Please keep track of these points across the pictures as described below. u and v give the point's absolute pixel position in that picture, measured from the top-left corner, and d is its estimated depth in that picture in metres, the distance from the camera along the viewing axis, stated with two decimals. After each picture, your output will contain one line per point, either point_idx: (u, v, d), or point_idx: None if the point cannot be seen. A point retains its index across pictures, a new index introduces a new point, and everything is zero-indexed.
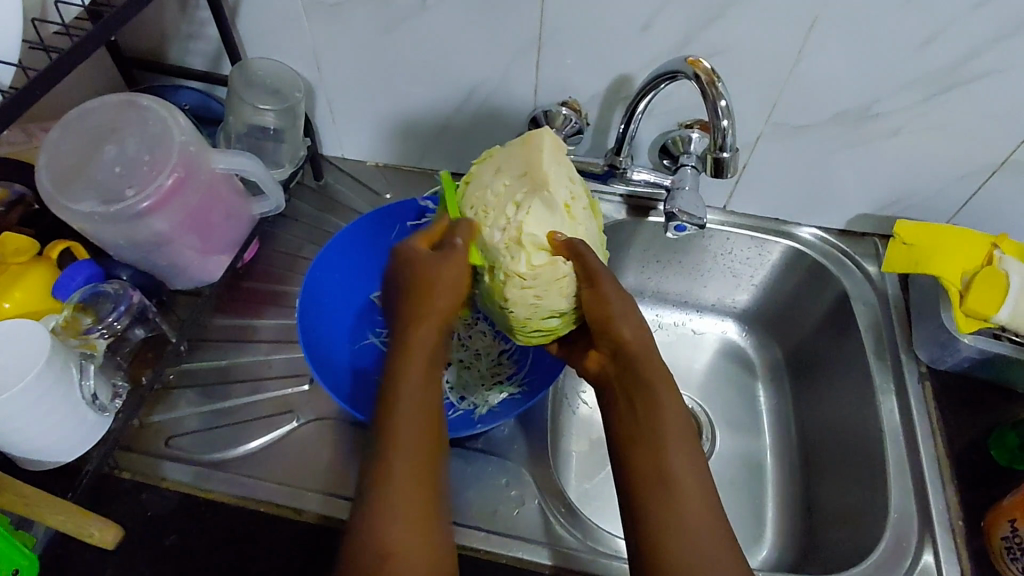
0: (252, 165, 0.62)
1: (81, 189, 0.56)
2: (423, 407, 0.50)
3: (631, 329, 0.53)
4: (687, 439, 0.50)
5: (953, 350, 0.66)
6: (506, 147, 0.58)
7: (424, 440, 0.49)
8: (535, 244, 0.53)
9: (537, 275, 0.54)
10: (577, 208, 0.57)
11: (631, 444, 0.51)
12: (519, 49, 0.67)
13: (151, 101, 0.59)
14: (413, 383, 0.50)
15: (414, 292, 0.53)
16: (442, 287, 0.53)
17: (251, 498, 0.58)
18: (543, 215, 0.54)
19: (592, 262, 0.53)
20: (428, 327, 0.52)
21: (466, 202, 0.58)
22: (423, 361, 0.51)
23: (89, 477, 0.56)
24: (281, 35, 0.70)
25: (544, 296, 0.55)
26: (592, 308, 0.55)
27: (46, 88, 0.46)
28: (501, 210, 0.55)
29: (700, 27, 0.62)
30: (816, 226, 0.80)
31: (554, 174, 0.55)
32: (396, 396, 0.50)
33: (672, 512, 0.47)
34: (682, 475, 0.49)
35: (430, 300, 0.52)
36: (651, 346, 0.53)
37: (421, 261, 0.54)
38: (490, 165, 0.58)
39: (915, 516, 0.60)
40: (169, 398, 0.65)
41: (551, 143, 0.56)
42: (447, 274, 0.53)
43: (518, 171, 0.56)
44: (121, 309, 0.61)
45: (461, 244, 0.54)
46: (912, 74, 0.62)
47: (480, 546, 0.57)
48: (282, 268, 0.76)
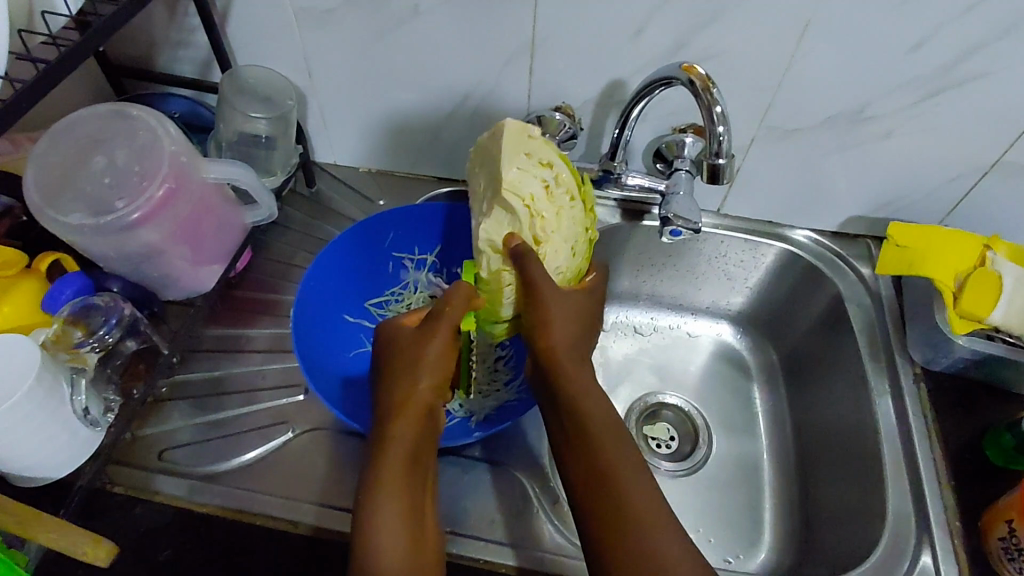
0: (243, 172, 0.61)
1: (70, 200, 0.55)
2: (409, 477, 0.48)
3: (560, 334, 0.54)
4: (623, 435, 0.51)
5: (947, 351, 0.66)
6: (490, 131, 0.55)
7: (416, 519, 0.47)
8: (493, 248, 0.53)
9: (492, 281, 0.54)
10: (546, 205, 0.53)
11: (569, 446, 0.51)
12: (512, 54, 0.66)
13: (140, 112, 0.58)
14: (394, 467, 0.48)
15: (397, 379, 0.52)
16: (424, 367, 0.52)
17: (246, 510, 0.57)
18: (501, 219, 0.52)
19: (534, 273, 0.52)
20: (412, 415, 0.51)
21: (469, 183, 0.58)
22: (407, 441, 0.49)
23: (80, 494, 0.55)
24: (271, 42, 0.70)
25: (495, 297, 0.56)
26: (528, 316, 0.55)
27: (34, 99, 0.45)
28: (479, 204, 0.55)
29: (693, 31, 0.62)
30: (809, 229, 0.80)
31: (516, 173, 0.51)
32: (382, 479, 0.47)
33: (618, 509, 0.47)
34: (618, 465, 0.49)
35: (412, 385, 0.52)
36: (574, 349, 0.54)
37: (408, 346, 0.54)
38: (480, 151, 0.56)
39: (913, 517, 0.60)
40: (161, 410, 0.64)
41: (517, 135, 0.52)
42: (432, 352, 0.52)
43: (489, 166, 0.53)
44: (112, 322, 0.60)
45: (451, 319, 0.53)
46: (904, 77, 0.62)
47: (480, 554, 0.57)
48: (274, 276, 0.75)
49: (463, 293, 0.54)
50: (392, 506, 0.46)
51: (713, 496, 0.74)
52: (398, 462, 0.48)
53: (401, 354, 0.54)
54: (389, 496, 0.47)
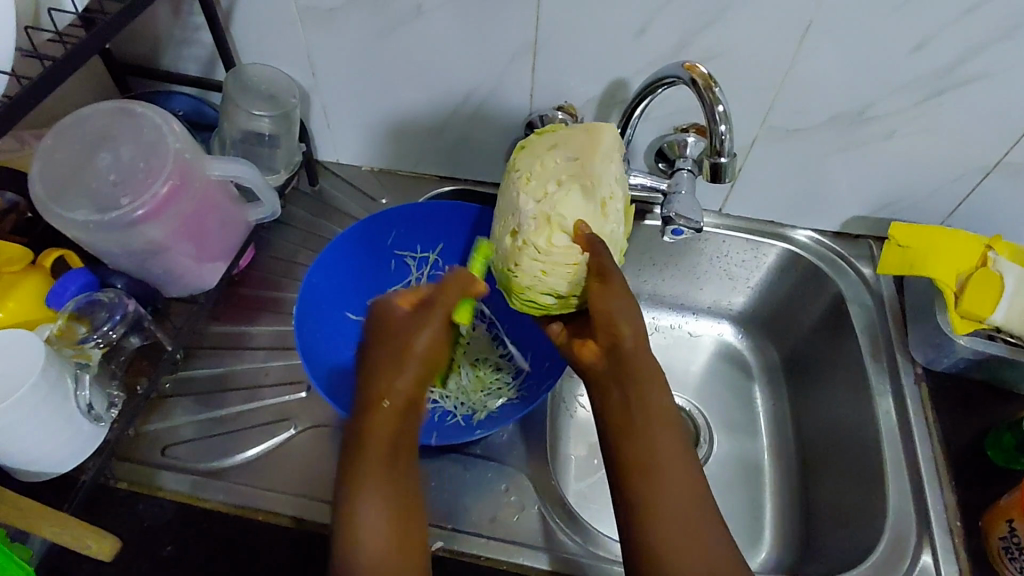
0: (248, 171, 0.61)
1: (75, 197, 0.56)
2: (391, 473, 0.48)
3: (631, 328, 0.51)
4: (680, 434, 0.50)
5: (949, 351, 0.66)
6: (576, 127, 0.58)
7: (401, 513, 0.48)
8: (561, 226, 0.54)
9: (552, 255, 0.54)
10: (614, 207, 0.56)
11: (625, 438, 0.49)
12: (515, 54, 0.67)
13: (146, 110, 0.58)
14: (373, 464, 0.47)
15: (382, 364, 0.50)
16: (413, 356, 0.50)
17: (251, 508, 0.58)
18: (576, 201, 0.54)
19: (605, 261, 0.52)
20: (393, 409, 0.49)
21: (518, 165, 0.58)
22: (388, 433, 0.48)
23: (84, 489, 0.56)
24: (275, 40, 0.70)
25: (551, 270, 0.55)
26: (594, 304, 0.52)
27: (39, 96, 0.45)
28: (543, 182, 0.55)
29: (695, 32, 0.62)
30: (811, 229, 0.80)
31: (602, 171, 0.55)
32: (365, 476, 0.47)
33: (663, 506, 0.47)
34: (667, 467, 0.48)
35: (395, 375, 0.49)
36: (647, 343, 0.51)
37: (400, 331, 0.51)
38: (551, 139, 0.58)
39: (914, 517, 0.60)
40: (164, 406, 0.64)
41: (610, 139, 0.56)
42: (421, 339, 0.51)
43: (572, 152, 0.56)
44: (116, 318, 0.61)
45: (445, 306, 0.52)
46: (905, 78, 0.62)
47: (480, 551, 0.57)
48: (277, 274, 0.75)
49: (467, 282, 0.53)
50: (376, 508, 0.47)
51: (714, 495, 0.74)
52: (378, 463, 0.47)
53: (390, 337, 0.51)
54: (370, 492, 0.47)
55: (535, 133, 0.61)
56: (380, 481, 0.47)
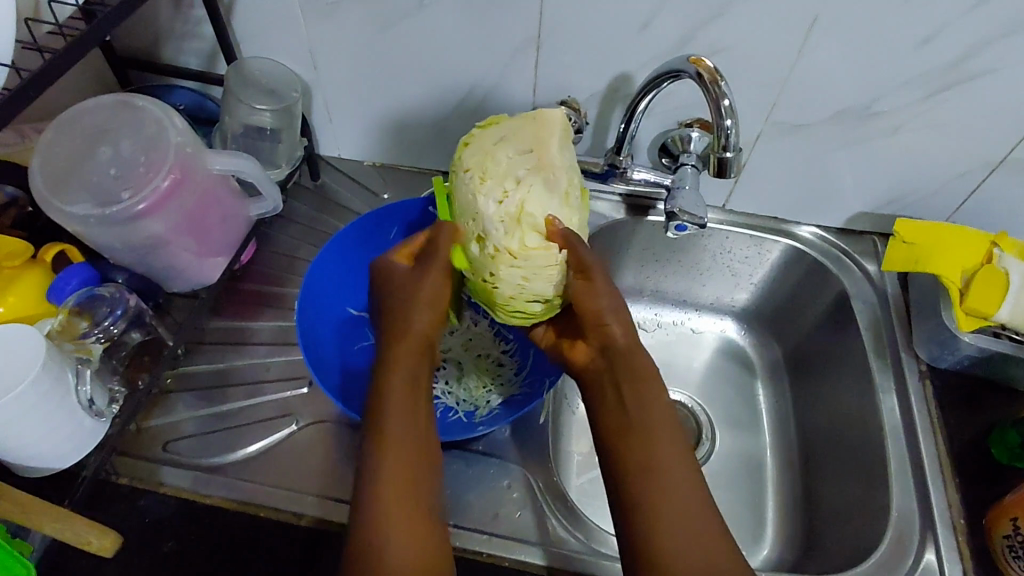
0: (249, 165, 0.61)
1: (76, 191, 0.55)
2: (412, 397, 0.50)
3: (622, 327, 0.53)
4: (679, 437, 0.50)
5: (953, 348, 0.66)
6: (521, 114, 0.55)
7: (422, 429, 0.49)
8: (532, 226, 0.52)
9: (529, 259, 0.53)
10: (576, 193, 0.55)
11: (621, 435, 0.50)
12: (518, 48, 0.66)
13: (147, 103, 0.58)
14: (396, 386, 0.50)
15: (399, 315, 0.54)
16: (422, 302, 0.54)
17: (251, 502, 0.58)
18: (541, 197, 0.52)
19: (583, 255, 0.52)
20: (413, 342, 0.52)
21: (466, 165, 0.55)
22: (405, 369, 0.51)
23: (84, 485, 0.56)
24: (277, 34, 0.69)
25: (534, 275, 0.54)
26: (584, 304, 0.54)
27: (39, 88, 0.45)
28: (500, 181, 0.53)
29: (699, 26, 0.61)
30: (815, 225, 0.80)
31: (560, 157, 0.53)
32: (387, 398, 0.49)
33: (660, 500, 0.47)
34: (666, 465, 0.48)
35: (409, 320, 0.53)
36: (641, 345, 0.53)
37: (406, 280, 0.56)
38: (496, 132, 0.55)
39: (917, 515, 0.60)
40: (166, 401, 0.64)
41: (562, 124, 0.53)
42: (428, 285, 0.55)
43: (522, 146, 0.53)
44: (117, 313, 0.61)
45: (443, 257, 0.55)
46: (911, 73, 0.62)
47: (483, 548, 0.57)
48: (278, 269, 0.75)
49: (450, 233, 0.55)
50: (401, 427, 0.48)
51: (716, 493, 0.74)
52: (401, 394, 0.50)
53: (399, 291, 0.55)
54: (396, 411, 0.49)
55: (478, 125, 0.57)
56: (398, 411, 0.49)
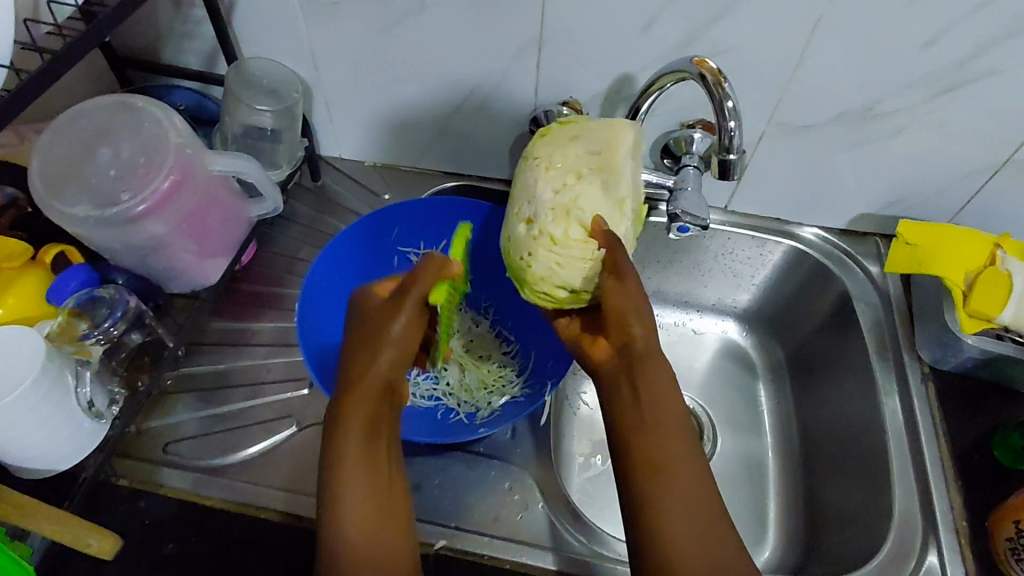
0: (250, 166, 0.61)
1: (75, 192, 0.55)
2: (370, 447, 0.48)
3: (642, 326, 0.51)
4: (691, 438, 0.50)
5: (956, 350, 0.66)
6: (601, 121, 0.56)
7: (377, 489, 0.48)
8: (578, 220, 0.52)
9: (568, 250, 0.52)
10: (631, 207, 0.55)
11: (635, 433, 0.49)
12: (520, 48, 0.66)
13: (145, 104, 0.58)
14: (350, 444, 0.47)
15: (361, 357, 0.50)
16: (386, 344, 0.50)
17: (252, 505, 0.58)
18: (596, 198, 0.52)
19: (621, 258, 0.51)
20: (369, 390, 0.49)
21: (535, 153, 0.55)
22: (361, 419, 0.48)
23: (84, 486, 0.56)
24: (277, 34, 0.69)
25: (565, 265, 0.53)
26: (609, 300, 0.52)
27: (38, 89, 0.44)
28: (563, 172, 0.53)
29: (702, 27, 0.61)
30: (818, 226, 0.80)
31: (625, 169, 0.54)
32: (338, 454, 0.47)
33: (672, 502, 0.47)
34: (677, 467, 0.48)
35: (373, 362, 0.49)
36: (659, 346, 0.52)
37: (375, 316, 0.51)
38: (573, 127, 0.56)
39: (920, 518, 0.60)
40: (166, 402, 0.64)
41: (636, 138, 0.55)
42: (398, 325, 0.50)
43: (594, 146, 0.54)
44: (117, 315, 0.60)
45: (419, 289, 0.51)
46: (915, 74, 0.61)
47: (485, 551, 0.57)
48: (279, 270, 0.75)
49: (436, 265, 0.52)
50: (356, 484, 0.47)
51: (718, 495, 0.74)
52: (355, 451, 0.47)
53: (367, 326, 0.51)
54: (350, 474, 0.47)
55: (553, 124, 0.58)
56: (353, 468, 0.47)
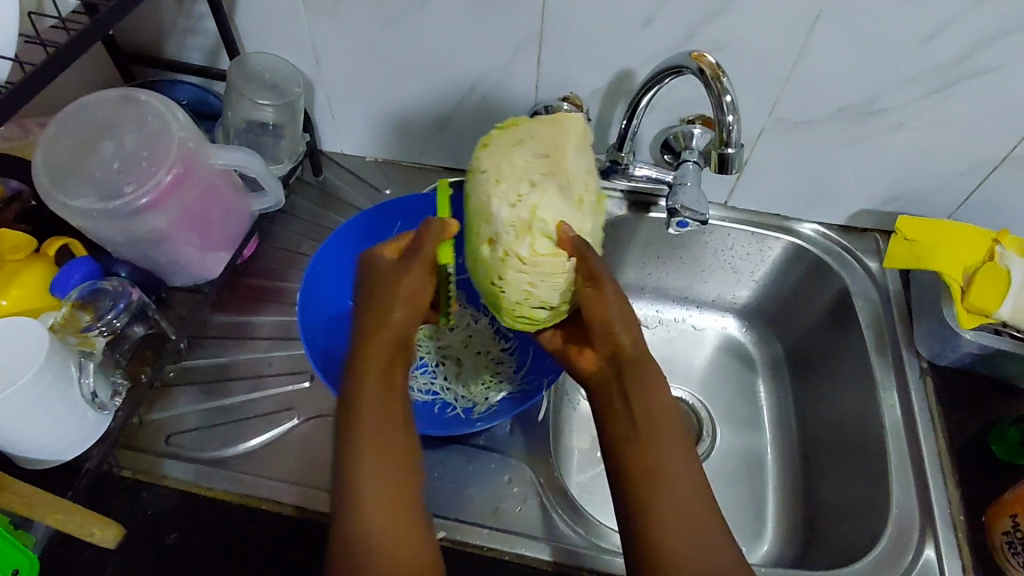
0: (250, 160, 0.61)
1: (79, 185, 0.55)
2: (387, 393, 0.47)
3: (629, 335, 0.53)
4: (685, 442, 0.50)
5: (954, 345, 0.66)
6: (540, 120, 0.56)
7: (394, 436, 0.45)
8: (543, 232, 0.52)
9: (539, 264, 0.52)
10: (589, 200, 0.55)
11: (626, 443, 0.50)
12: (521, 44, 0.66)
13: (149, 97, 0.58)
14: (368, 386, 0.47)
15: (368, 316, 0.51)
16: (400, 297, 0.51)
17: (253, 496, 0.58)
18: (555, 202, 0.52)
19: (594, 263, 0.52)
20: (385, 338, 0.49)
21: (481, 167, 0.55)
22: (378, 365, 0.48)
23: (89, 477, 0.57)
24: (280, 29, 0.70)
25: (542, 280, 0.53)
26: (593, 310, 0.54)
27: (42, 81, 0.45)
28: (514, 182, 0.53)
29: (703, 22, 0.61)
30: (817, 222, 0.80)
31: (575, 165, 0.54)
32: (357, 397, 0.46)
33: (666, 508, 0.46)
34: (669, 472, 0.48)
35: (385, 315, 0.50)
36: (649, 353, 0.53)
37: (388, 273, 0.53)
38: (515, 134, 0.56)
39: (918, 512, 0.60)
40: (168, 395, 0.65)
41: (580, 130, 0.55)
42: (410, 283, 0.52)
43: (542, 150, 0.54)
44: (120, 306, 0.61)
45: (429, 253, 0.53)
46: (914, 70, 0.62)
47: (483, 542, 0.57)
48: (280, 264, 0.75)
49: (444, 228, 0.53)
50: (374, 422, 0.45)
51: (717, 489, 0.74)
52: (374, 394, 0.46)
53: (379, 282, 0.52)
54: (365, 415, 0.45)
55: (493, 129, 0.58)
56: (370, 409, 0.46)
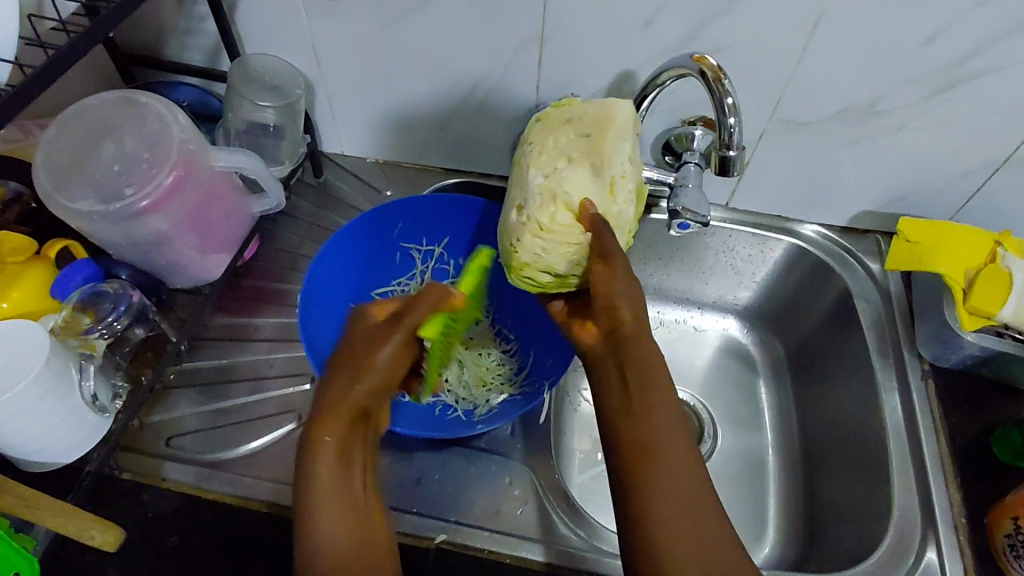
0: (253, 162, 0.61)
1: (79, 187, 0.55)
2: (344, 475, 0.48)
3: (631, 311, 0.51)
4: (682, 423, 0.49)
5: (956, 347, 0.66)
6: (593, 102, 0.55)
7: (348, 502, 0.47)
8: (565, 203, 0.52)
9: (554, 233, 0.52)
10: (625, 188, 0.54)
11: (623, 418, 0.49)
12: (522, 45, 0.66)
13: (149, 100, 0.58)
14: (326, 468, 0.47)
15: (339, 379, 0.49)
16: (370, 372, 0.49)
17: (254, 498, 0.58)
18: (584, 180, 0.52)
19: (609, 243, 0.51)
20: (344, 417, 0.48)
21: (531, 138, 0.56)
22: (336, 446, 0.47)
23: (89, 480, 0.56)
24: (280, 30, 0.69)
25: (552, 246, 0.53)
26: (598, 285, 0.52)
27: (42, 84, 0.45)
28: (553, 156, 0.53)
29: (704, 24, 0.61)
30: (818, 224, 0.80)
31: (616, 149, 0.53)
32: (313, 477, 0.47)
33: (658, 488, 0.46)
34: (666, 452, 0.47)
35: (348, 391, 0.48)
36: (648, 330, 0.52)
37: (362, 340, 0.50)
38: (566, 112, 0.55)
39: (919, 514, 0.60)
40: (168, 397, 0.65)
41: (627, 117, 0.54)
42: (384, 354, 0.50)
43: (586, 129, 0.53)
44: (120, 309, 0.61)
45: (413, 324, 0.51)
46: (915, 72, 0.62)
47: (485, 545, 0.57)
48: (281, 266, 0.75)
49: (434, 296, 0.53)
50: (331, 509, 0.46)
51: (718, 491, 0.74)
52: (330, 478, 0.47)
53: (354, 348, 0.50)
54: (324, 499, 0.46)
55: (552, 105, 0.58)
56: (326, 494, 0.46)
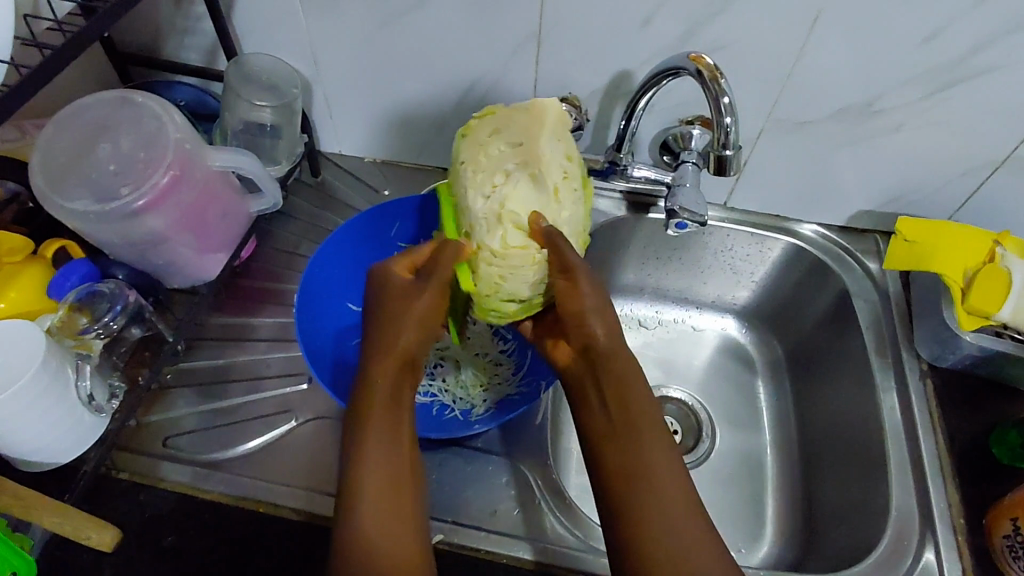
0: (249, 161, 0.61)
1: (75, 187, 0.55)
2: (392, 416, 0.49)
3: (604, 326, 0.53)
4: (663, 435, 0.49)
5: (955, 347, 0.66)
6: (517, 107, 0.56)
7: (397, 442, 0.49)
8: (514, 222, 0.54)
9: (510, 257, 0.54)
10: (568, 189, 0.55)
11: (605, 439, 0.49)
12: (519, 44, 0.66)
13: (146, 100, 0.58)
14: (377, 406, 0.49)
15: (387, 325, 0.52)
16: (412, 318, 0.52)
17: (250, 497, 0.58)
18: (528, 194, 0.54)
19: (566, 254, 0.53)
20: (392, 359, 0.51)
21: (459, 158, 0.57)
22: (385, 387, 0.50)
23: (86, 480, 0.56)
24: (277, 30, 0.69)
25: (512, 272, 0.54)
26: (567, 303, 0.54)
27: (38, 83, 0.45)
28: (489, 174, 0.54)
29: (702, 23, 0.61)
30: (818, 223, 0.79)
31: (552, 152, 0.54)
32: (363, 416, 0.49)
33: (645, 504, 0.46)
34: (647, 469, 0.47)
35: (396, 335, 0.52)
36: (622, 343, 0.53)
37: (402, 291, 0.53)
38: (492, 124, 0.56)
39: (917, 514, 0.60)
40: (166, 397, 0.65)
41: (557, 115, 0.55)
42: (423, 303, 0.53)
43: (516, 139, 0.55)
44: (117, 309, 0.60)
45: (446, 271, 0.53)
46: (914, 70, 0.61)
47: (480, 545, 0.57)
48: (278, 265, 0.75)
49: (455, 251, 0.54)
50: (377, 447, 0.48)
51: (716, 491, 0.74)
52: (380, 413, 0.49)
53: (394, 298, 0.53)
54: (372, 437, 0.48)
55: (476, 116, 0.59)
56: (374, 434, 0.48)
